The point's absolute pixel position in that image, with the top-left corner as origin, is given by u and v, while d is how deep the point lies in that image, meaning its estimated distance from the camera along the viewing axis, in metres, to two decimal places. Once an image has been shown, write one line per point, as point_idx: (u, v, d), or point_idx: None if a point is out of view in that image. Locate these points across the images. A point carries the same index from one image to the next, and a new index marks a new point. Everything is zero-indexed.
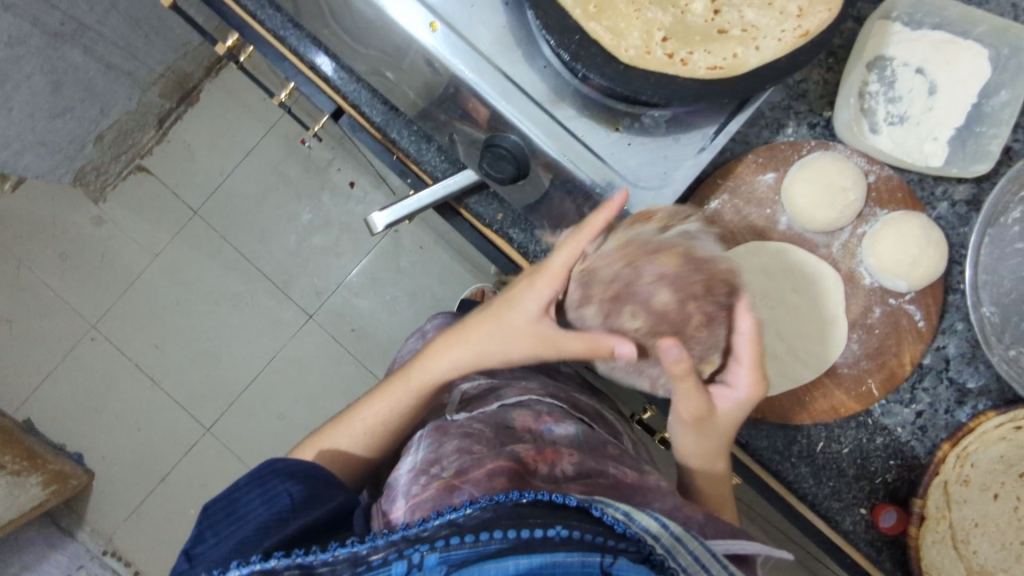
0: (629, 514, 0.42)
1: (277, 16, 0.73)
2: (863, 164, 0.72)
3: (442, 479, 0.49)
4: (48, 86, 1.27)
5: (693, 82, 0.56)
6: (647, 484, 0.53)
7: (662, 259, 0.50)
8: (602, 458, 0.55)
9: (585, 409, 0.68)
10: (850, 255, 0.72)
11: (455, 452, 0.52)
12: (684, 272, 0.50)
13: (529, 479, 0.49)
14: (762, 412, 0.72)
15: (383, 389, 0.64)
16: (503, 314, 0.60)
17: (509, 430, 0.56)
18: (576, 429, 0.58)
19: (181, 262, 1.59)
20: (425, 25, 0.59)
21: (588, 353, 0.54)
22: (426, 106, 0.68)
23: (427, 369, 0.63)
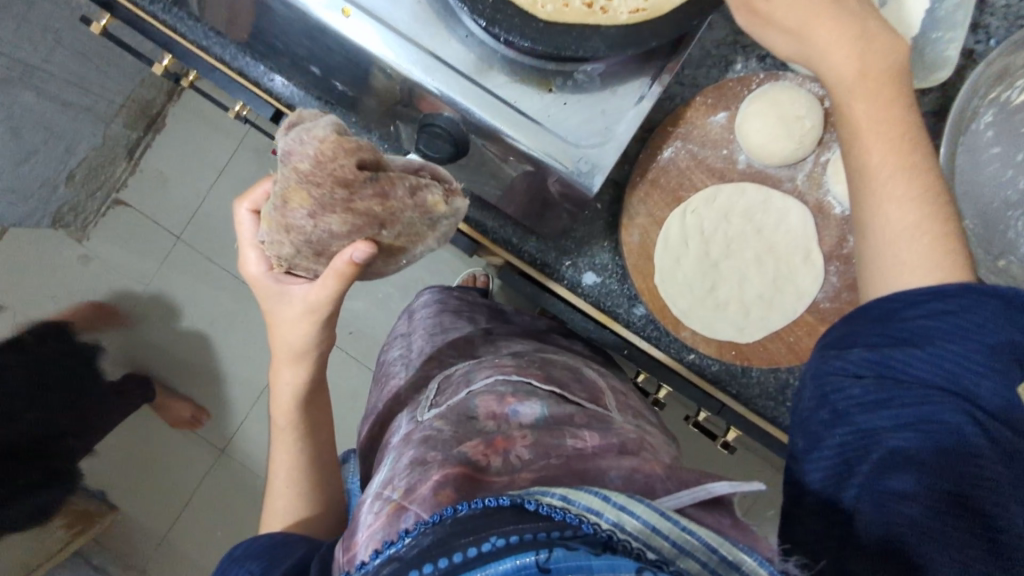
0: (567, 497, 0.38)
1: (199, 27, 0.71)
2: (817, 89, 0.68)
3: (393, 502, 0.48)
4: (8, 133, 1.30)
5: (615, 29, 0.53)
6: (604, 457, 0.52)
7: (302, 202, 0.49)
8: (560, 432, 0.55)
9: (558, 374, 0.68)
10: (816, 185, 0.68)
11: (409, 468, 0.51)
12: (321, 193, 0.48)
13: (481, 478, 0.49)
14: (747, 358, 0.68)
15: (277, 443, 0.69)
16: (274, 318, 0.62)
17: (469, 424, 0.56)
18: (542, 407, 0.58)
19: (170, 289, 1.59)
20: (337, 11, 0.56)
21: (345, 280, 0.54)
22: (359, 96, 0.68)
23: (282, 402, 0.68)
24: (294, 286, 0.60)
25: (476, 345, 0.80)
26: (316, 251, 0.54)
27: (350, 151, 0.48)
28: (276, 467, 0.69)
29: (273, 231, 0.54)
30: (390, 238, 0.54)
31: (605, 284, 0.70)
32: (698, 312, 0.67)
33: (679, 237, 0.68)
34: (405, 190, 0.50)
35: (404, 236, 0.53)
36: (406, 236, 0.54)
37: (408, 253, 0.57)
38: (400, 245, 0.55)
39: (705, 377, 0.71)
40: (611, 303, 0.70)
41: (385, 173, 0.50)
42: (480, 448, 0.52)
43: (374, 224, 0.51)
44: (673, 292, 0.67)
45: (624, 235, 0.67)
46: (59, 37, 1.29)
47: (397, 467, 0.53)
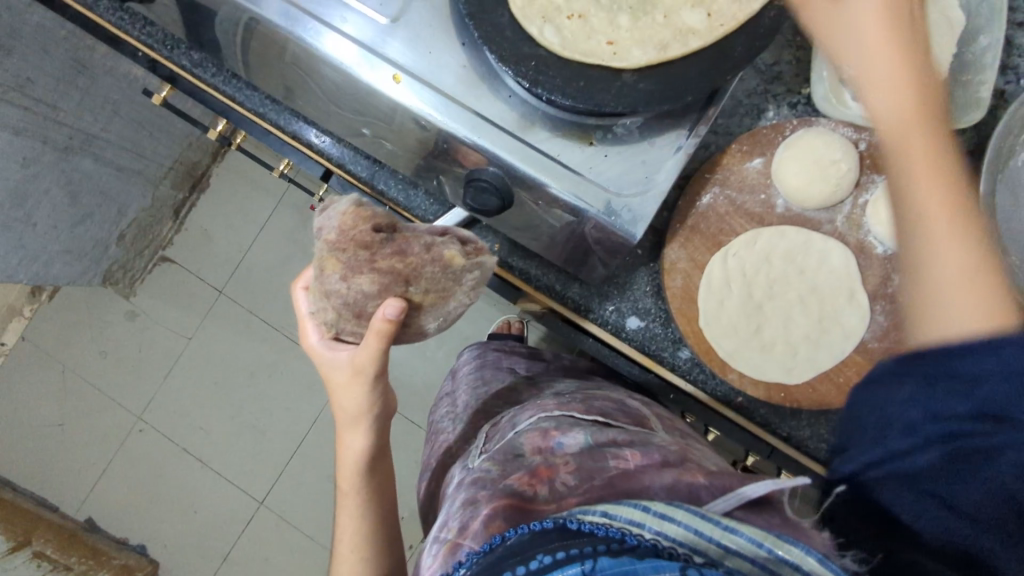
0: (608, 513, 0.40)
1: (255, 95, 0.75)
2: (851, 133, 0.69)
3: (449, 541, 0.51)
4: (68, 197, 1.29)
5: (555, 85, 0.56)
6: (647, 472, 0.52)
7: (332, 266, 0.52)
8: (601, 455, 0.55)
9: (600, 404, 0.69)
10: (856, 227, 0.68)
11: (462, 508, 0.53)
12: (347, 259, 0.51)
13: (530, 508, 0.50)
14: (797, 400, 0.67)
15: (341, 505, 0.71)
16: (332, 383, 0.67)
17: (516, 460, 0.58)
18: (586, 435, 0.58)
19: (214, 342, 1.70)
20: (390, 77, 0.60)
21: (387, 338, 0.56)
22: (403, 153, 0.71)
23: (345, 468, 0.71)
24: (342, 351, 0.64)
25: (518, 394, 0.81)
26: (355, 314, 0.56)
27: (366, 218, 0.53)
28: (341, 529, 0.71)
29: (317, 299, 0.58)
30: (420, 297, 0.55)
31: (650, 328, 0.71)
32: (744, 354, 0.67)
33: (723, 281, 0.68)
34: (421, 241, 0.52)
35: (434, 289, 0.54)
36: (437, 294, 0.55)
37: (444, 311, 0.58)
38: (434, 302, 0.56)
39: (754, 420, 0.71)
40: (655, 347, 0.70)
41: (398, 234, 0.53)
42: (525, 479, 0.54)
43: (400, 280, 0.52)
44: (718, 334, 0.67)
45: (666, 280, 0.68)
46: (119, 107, 1.31)
47: (451, 509, 0.55)
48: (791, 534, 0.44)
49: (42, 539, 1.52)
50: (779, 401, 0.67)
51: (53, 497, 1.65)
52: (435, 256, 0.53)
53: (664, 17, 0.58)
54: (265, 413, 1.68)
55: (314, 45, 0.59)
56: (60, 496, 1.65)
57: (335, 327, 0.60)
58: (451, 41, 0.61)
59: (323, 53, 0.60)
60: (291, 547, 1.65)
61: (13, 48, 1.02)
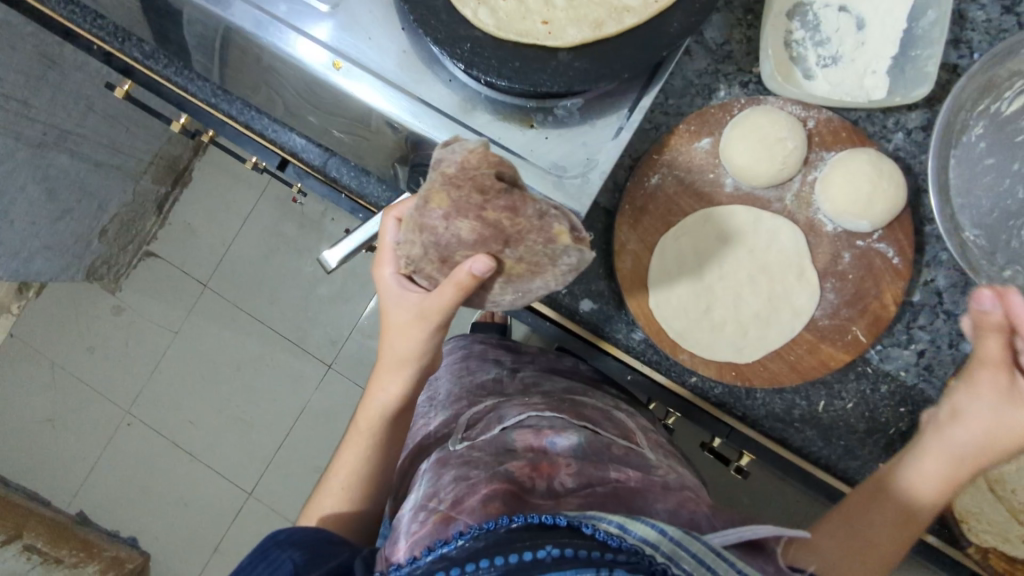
0: (624, 525, 0.47)
1: (207, 85, 0.75)
2: (799, 111, 0.69)
3: (439, 512, 0.55)
4: (44, 193, 1.30)
5: (492, 62, 0.56)
6: (648, 492, 0.59)
7: (439, 202, 0.54)
8: (602, 464, 0.61)
9: (589, 412, 0.73)
10: (805, 205, 0.67)
11: (452, 483, 0.58)
12: (458, 200, 0.53)
13: (526, 497, 0.56)
14: (747, 378, 0.67)
15: (346, 441, 0.72)
16: (389, 322, 0.66)
17: (507, 453, 0.62)
18: (579, 439, 0.63)
19: (199, 335, 1.71)
20: (329, 64, 0.59)
21: (464, 292, 0.56)
22: (351, 139, 0.70)
23: (372, 408, 0.70)
24: (414, 294, 0.64)
25: (506, 387, 0.82)
26: (441, 257, 0.57)
27: (492, 163, 0.54)
28: (338, 463, 0.72)
29: (407, 231, 0.58)
30: (514, 264, 0.56)
31: (603, 310, 0.70)
32: (694, 333, 0.67)
33: (675, 261, 0.68)
34: (534, 208, 0.54)
35: (526, 259, 0.55)
36: (527, 262, 0.56)
37: (524, 288, 0.59)
38: (520, 273, 0.57)
39: (709, 400, 0.71)
40: (609, 328, 0.70)
41: (517, 189, 0.55)
42: (526, 469, 0.59)
43: (499, 239, 0.54)
44: (669, 314, 0.67)
45: (616, 261, 0.67)
46: (92, 102, 1.30)
47: (439, 482, 0.59)
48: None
49: (33, 534, 1.53)
50: (731, 381, 0.67)
51: (46, 492, 1.68)
52: (540, 230, 0.54)
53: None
54: (253, 405, 1.70)
55: (267, 40, 0.59)
56: (54, 492, 1.69)
57: (415, 265, 0.60)
58: (391, 28, 0.61)
59: (294, 59, 0.59)
60: None
61: None
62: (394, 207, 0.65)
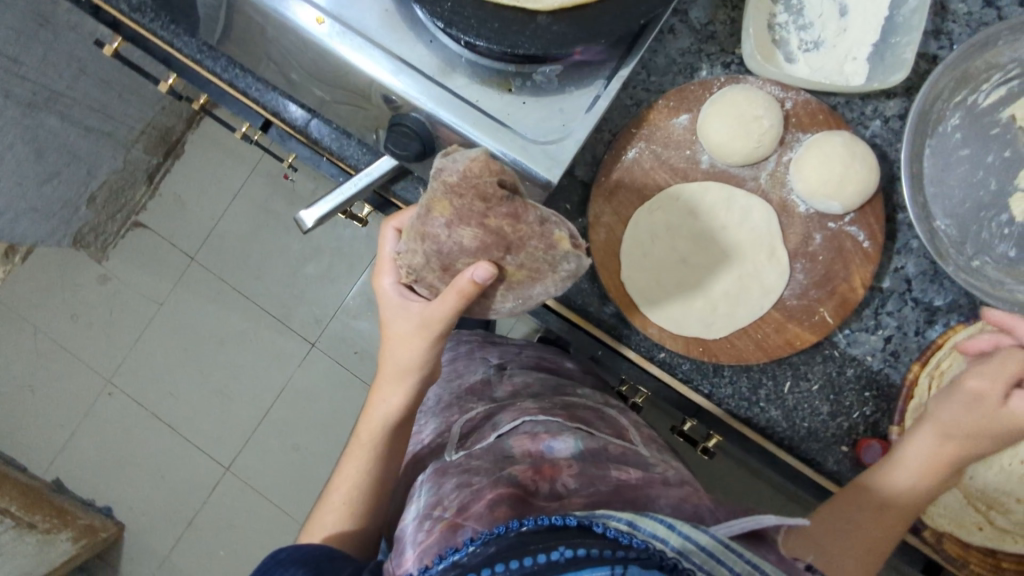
0: (634, 522, 0.47)
1: (193, 41, 0.75)
2: (778, 92, 0.70)
3: (445, 520, 0.56)
4: (32, 154, 1.29)
5: (473, 23, 0.56)
6: (651, 487, 0.61)
7: (438, 211, 0.54)
8: (603, 466, 0.63)
9: (582, 414, 0.74)
10: (779, 184, 0.68)
11: (455, 491, 0.59)
12: (459, 208, 0.54)
13: (531, 501, 0.57)
14: (714, 354, 0.67)
15: (345, 455, 0.71)
16: (389, 332, 0.67)
17: (507, 458, 0.63)
18: (576, 442, 0.65)
19: (184, 308, 1.71)
20: (313, 20, 0.60)
21: (465, 300, 0.57)
22: (331, 100, 0.70)
23: (371, 420, 0.70)
24: (415, 303, 0.65)
25: (493, 387, 0.83)
26: (443, 266, 0.58)
27: (493, 171, 0.54)
28: (338, 479, 0.70)
29: (408, 242, 0.59)
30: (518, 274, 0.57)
31: (576, 283, 0.71)
32: (663, 307, 0.67)
33: (647, 234, 0.68)
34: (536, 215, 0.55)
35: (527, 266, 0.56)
36: (528, 269, 0.57)
37: (526, 293, 0.60)
38: (520, 279, 0.58)
39: (676, 376, 0.71)
40: (581, 302, 0.71)
41: (518, 197, 0.56)
42: (529, 473, 0.60)
43: (500, 246, 0.55)
44: (639, 287, 0.67)
45: (589, 232, 0.67)
46: (85, 65, 1.29)
47: (441, 491, 0.60)
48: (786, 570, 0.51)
49: (7, 497, 1.52)
50: (697, 356, 0.67)
51: (23, 459, 1.69)
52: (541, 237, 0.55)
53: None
54: (236, 381, 1.69)
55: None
56: (31, 459, 1.69)
57: (416, 274, 0.62)
58: None
59: (279, 13, 0.60)
60: (253, 515, 1.65)
61: None
62: (392, 219, 0.67)
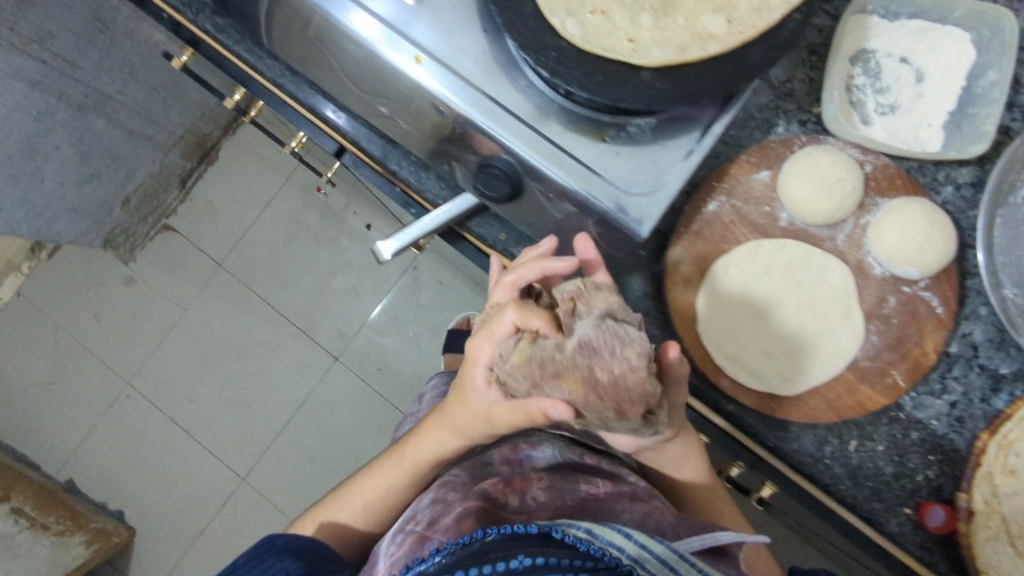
0: (592, 532, 0.59)
1: (276, 66, 0.76)
2: (857, 155, 0.70)
3: (418, 532, 0.68)
4: (77, 155, 1.29)
5: (577, 74, 0.56)
6: (617, 501, 0.70)
7: (566, 385, 0.51)
8: (572, 478, 0.73)
9: (571, 428, 0.80)
10: (857, 246, 0.68)
11: (431, 504, 0.71)
12: (588, 398, 0.51)
13: (499, 513, 0.68)
14: (784, 412, 0.69)
15: (382, 467, 0.78)
16: (465, 394, 0.65)
17: (486, 468, 0.75)
18: (552, 452, 0.75)
19: (208, 314, 1.71)
20: (409, 58, 0.60)
21: (534, 416, 0.56)
22: (416, 133, 0.70)
23: (419, 454, 0.75)
24: (491, 394, 0.61)
25: None
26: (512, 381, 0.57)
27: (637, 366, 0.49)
28: (369, 482, 0.79)
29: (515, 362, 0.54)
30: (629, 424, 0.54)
31: (648, 329, 0.72)
32: (739, 362, 0.68)
33: (727, 290, 0.69)
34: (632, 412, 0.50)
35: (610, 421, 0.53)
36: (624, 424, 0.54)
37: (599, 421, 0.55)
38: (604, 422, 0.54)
39: (743, 430, 0.71)
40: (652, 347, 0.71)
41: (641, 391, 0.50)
42: (500, 487, 0.72)
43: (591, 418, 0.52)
44: (716, 341, 0.68)
45: (668, 281, 0.69)
46: (136, 71, 1.28)
47: (420, 505, 0.72)
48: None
49: (21, 496, 1.51)
50: (767, 410, 0.69)
51: (35, 456, 1.68)
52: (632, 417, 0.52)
53: (686, 19, 0.57)
54: (256, 391, 1.69)
55: (337, 19, 0.60)
56: (43, 457, 1.68)
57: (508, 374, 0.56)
58: (474, 29, 0.62)
59: (371, 48, 0.61)
60: (266, 526, 1.64)
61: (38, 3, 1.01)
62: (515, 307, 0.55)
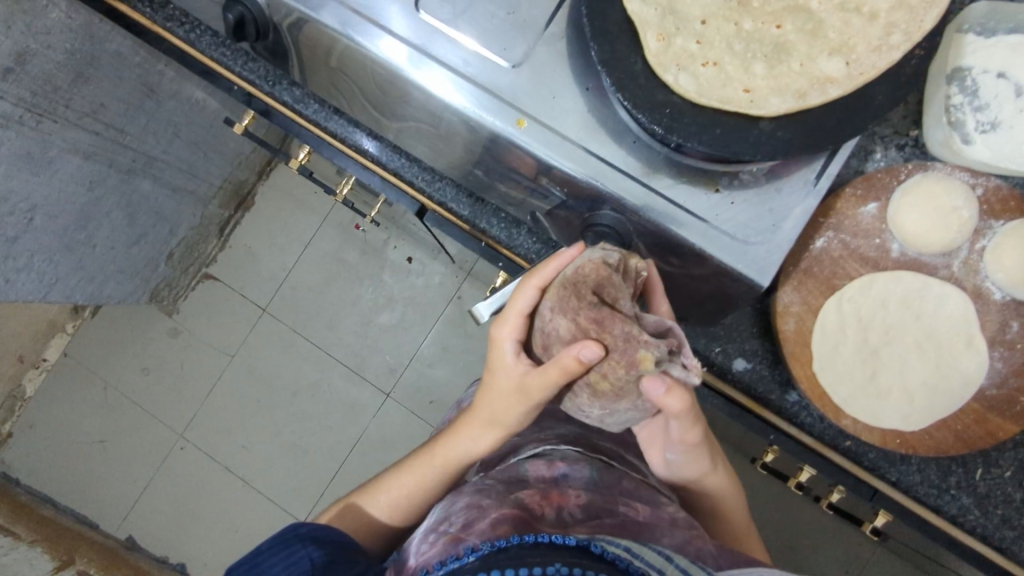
0: (629, 549, 0.57)
1: (357, 131, 0.76)
2: (967, 178, 0.69)
3: (450, 533, 0.62)
4: (126, 219, 1.29)
5: (694, 127, 0.56)
6: (656, 526, 0.65)
7: (548, 296, 0.58)
8: (611, 498, 0.68)
9: (606, 448, 0.77)
10: (973, 272, 0.67)
11: (464, 509, 0.65)
12: (562, 299, 0.56)
13: (533, 524, 0.62)
14: (911, 446, 0.67)
15: (412, 466, 0.77)
16: (493, 378, 0.66)
17: (520, 482, 0.69)
18: (589, 471, 0.71)
19: (255, 359, 1.70)
20: (512, 122, 0.60)
21: (568, 376, 0.56)
22: (496, 184, 0.71)
23: (452, 450, 0.75)
24: (523, 365, 0.62)
25: None
26: (547, 345, 0.60)
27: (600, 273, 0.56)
28: (396, 479, 0.78)
29: (555, 305, 0.57)
30: (645, 355, 0.53)
31: (757, 369, 0.71)
32: (860, 400, 0.66)
33: (839, 324, 0.67)
34: (622, 329, 0.53)
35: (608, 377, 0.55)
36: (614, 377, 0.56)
37: (612, 404, 0.59)
38: (604, 390, 0.57)
39: (862, 465, 0.70)
40: (763, 389, 0.70)
41: (609, 308, 0.55)
42: (536, 498, 0.66)
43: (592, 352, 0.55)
44: (833, 379, 0.67)
45: (779, 323, 0.67)
46: (180, 129, 1.27)
47: (452, 507, 0.66)
48: None
49: (85, 559, 1.54)
50: (895, 448, 0.67)
51: (94, 515, 1.67)
52: (625, 353, 0.54)
53: (801, 63, 0.56)
54: (309, 433, 1.68)
55: (370, 49, 0.60)
56: (103, 515, 1.67)
57: (547, 339, 0.59)
58: (575, 88, 0.60)
59: (472, 116, 0.60)
60: None
61: (90, 75, 1.01)
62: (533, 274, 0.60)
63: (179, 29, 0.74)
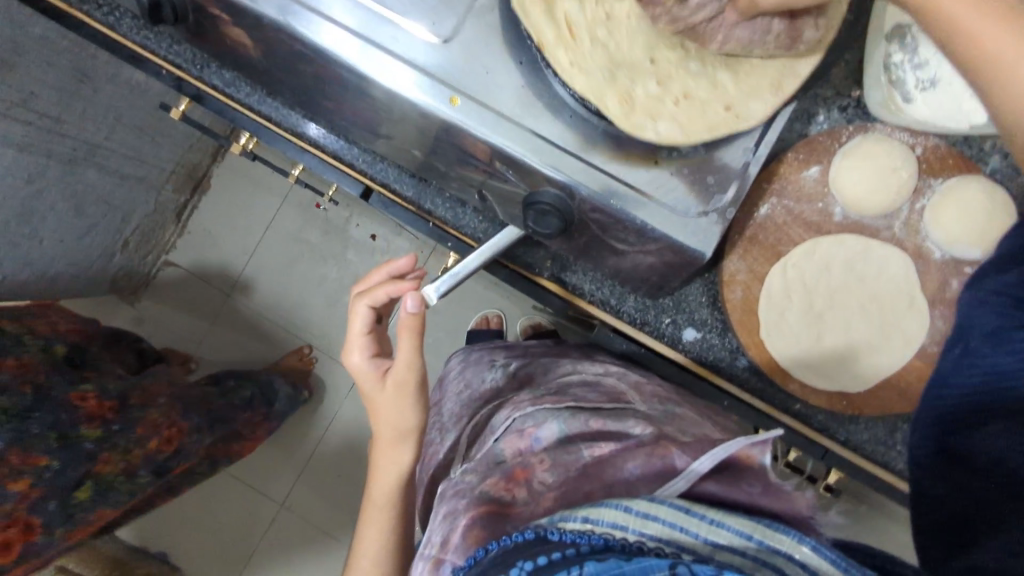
0: (589, 518, 0.41)
1: (292, 115, 0.75)
2: (907, 138, 0.68)
3: (432, 558, 0.54)
4: (74, 210, 1.25)
5: (626, 112, 0.54)
6: (623, 455, 0.55)
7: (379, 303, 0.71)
8: (573, 449, 0.59)
9: (576, 391, 0.71)
10: (914, 232, 0.67)
11: (444, 520, 0.56)
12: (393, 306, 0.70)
13: (506, 512, 0.53)
14: (858, 407, 0.68)
15: (367, 519, 0.73)
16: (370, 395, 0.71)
17: (497, 465, 0.61)
18: (559, 427, 0.62)
19: (224, 344, 1.70)
20: (445, 101, 0.58)
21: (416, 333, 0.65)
22: (436, 163, 0.69)
23: (391, 484, 0.72)
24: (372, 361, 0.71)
25: (502, 393, 0.83)
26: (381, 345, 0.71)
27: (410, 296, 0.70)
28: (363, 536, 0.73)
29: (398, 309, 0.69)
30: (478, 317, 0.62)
31: (706, 339, 0.73)
32: (806, 365, 0.68)
33: (783, 292, 0.69)
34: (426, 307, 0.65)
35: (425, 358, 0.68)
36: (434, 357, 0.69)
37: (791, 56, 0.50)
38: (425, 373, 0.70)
39: (810, 426, 0.72)
40: (712, 358, 0.73)
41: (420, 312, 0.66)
42: (501, 484, 0.57)
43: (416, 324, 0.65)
44: (780, 345, 0.68)
45: (726, 292, 0.69)
46: (121, 114, 1.24)
47: (434, 524, 0.58)
48: (772, 507, 0.45)
49: None
50: (843, 411, 0.68)
51: None
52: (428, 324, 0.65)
53: None
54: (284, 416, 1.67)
55: (315, 43, 0.57)
56: None
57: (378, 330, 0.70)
58: (507, 62, 0.59)
59: (398, 94, 0.58)
60: (313, 555, 1.64)
61: (16, 64, 0.97)
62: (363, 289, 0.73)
63: (97, 12, 0.71)
